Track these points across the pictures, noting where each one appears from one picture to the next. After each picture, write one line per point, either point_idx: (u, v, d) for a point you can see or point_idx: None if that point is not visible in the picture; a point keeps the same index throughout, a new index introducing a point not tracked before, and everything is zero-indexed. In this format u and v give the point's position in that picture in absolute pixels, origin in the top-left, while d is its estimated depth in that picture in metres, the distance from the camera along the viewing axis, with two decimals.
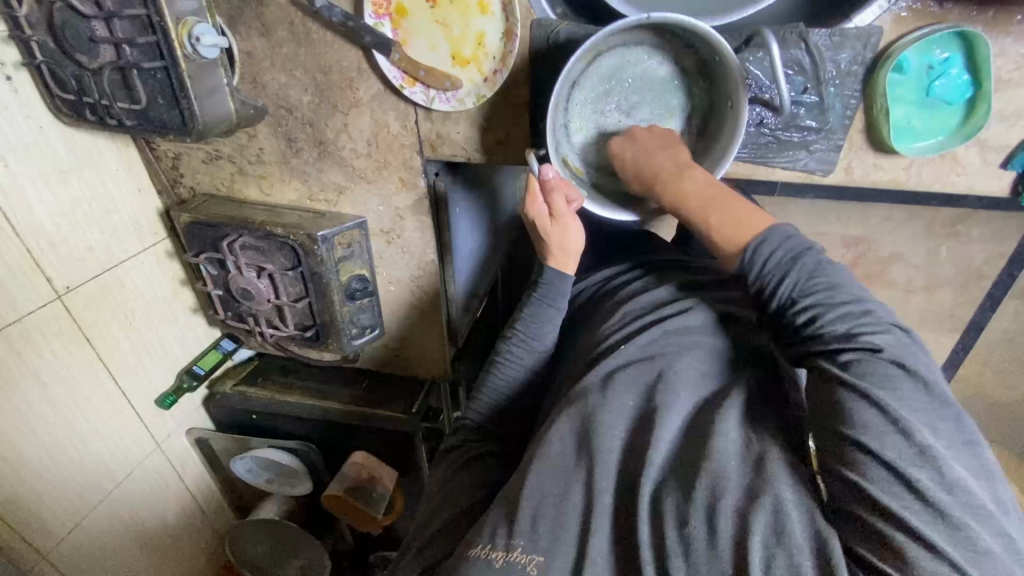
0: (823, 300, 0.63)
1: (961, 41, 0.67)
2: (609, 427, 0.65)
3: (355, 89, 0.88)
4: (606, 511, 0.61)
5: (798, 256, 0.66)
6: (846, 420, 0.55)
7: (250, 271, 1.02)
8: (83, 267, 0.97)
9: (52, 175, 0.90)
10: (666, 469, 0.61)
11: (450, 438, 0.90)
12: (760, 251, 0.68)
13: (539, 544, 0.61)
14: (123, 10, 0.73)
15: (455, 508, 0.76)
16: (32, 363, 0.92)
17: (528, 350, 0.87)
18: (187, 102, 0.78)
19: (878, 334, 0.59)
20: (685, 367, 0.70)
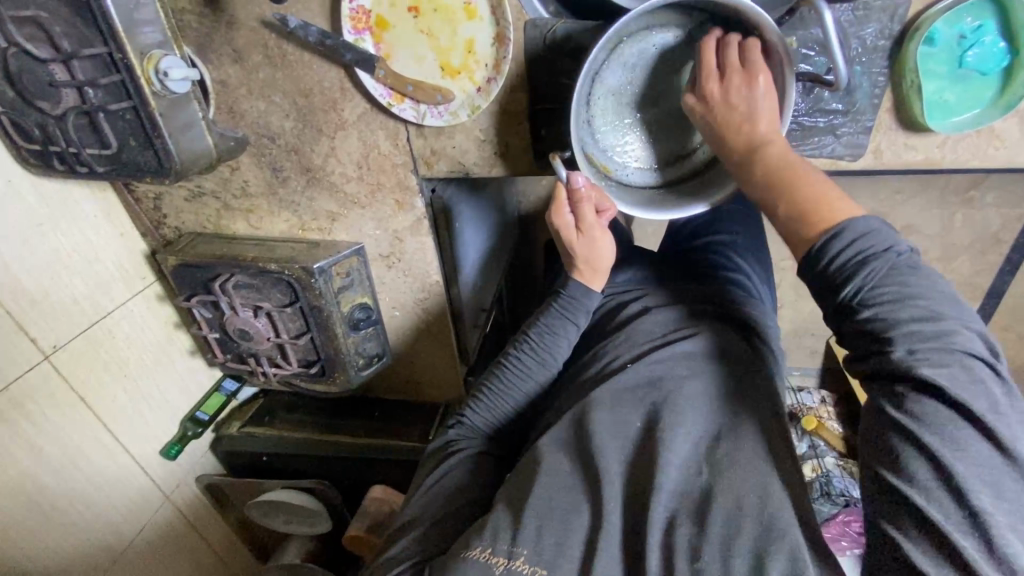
0: (896, 319, 0.53)
1: (994, 7, 0.62)
2: (612, 451, 0.63)
3: (340, 110, 0.82)
4: (614, 531, 0.58)
5: (869, 264, 0.54)
6: (893, 467, 0.51)
7: (246, 311, 0.97)
8: (69, 323, 0.92)
9: (28, 231, 0.85)
10: (683, 497, 0.59)
11: (440, 437, 0.82)
12: (829, 251, 0.55)
13: (542, 555, 0.57)
14: (81, 49, 0.67)
15: (445, 512, 0.69)
16: (25, 430, 0.87)
17: (537, 362, 0.81)
18: (161, 141, 0.72)
19: (954, 364, 0.51)
20: (699, 390, 0.67)
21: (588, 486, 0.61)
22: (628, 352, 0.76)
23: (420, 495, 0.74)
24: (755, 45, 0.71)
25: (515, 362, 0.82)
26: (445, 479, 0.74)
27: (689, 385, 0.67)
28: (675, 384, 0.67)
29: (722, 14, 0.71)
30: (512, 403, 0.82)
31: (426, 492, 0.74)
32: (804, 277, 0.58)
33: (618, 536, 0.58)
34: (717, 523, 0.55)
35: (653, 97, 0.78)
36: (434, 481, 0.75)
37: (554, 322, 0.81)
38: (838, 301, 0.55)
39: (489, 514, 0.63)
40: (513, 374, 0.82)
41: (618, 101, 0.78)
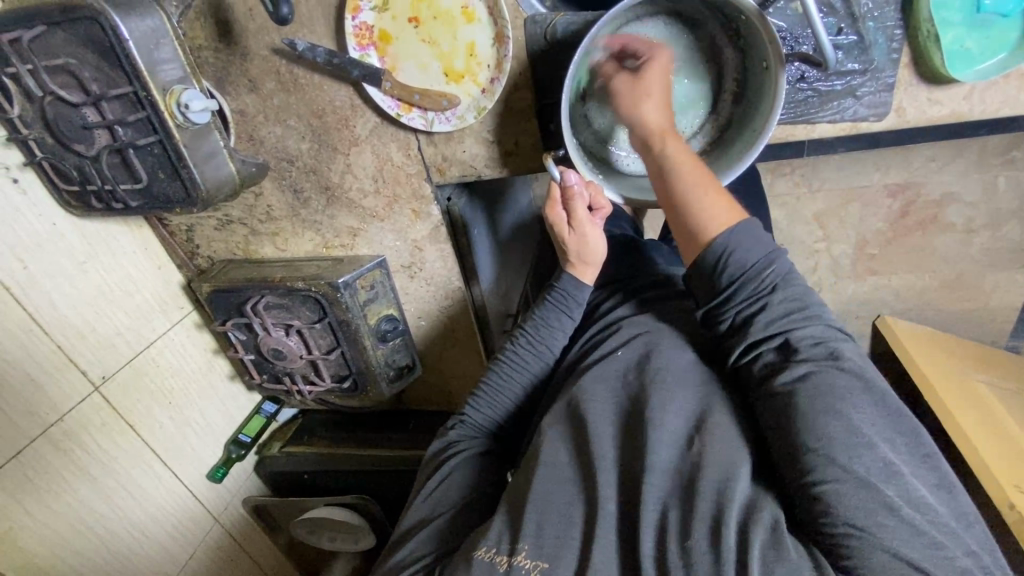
0: (781, 313, 0.61)
1: None
2: (610, 435, 0.61)
3: (352, 127, 0.84)
4: (612, 520, 0.56)
5: (768, 262, 0.63)
6: (810, 433, 0.53)
7: (278, 330, 0.99)
8: (115, 354, 0.96)
9: (72, 270, 0.90)
10: (680, 480, 0.56)
11: (441, 436, 0.81)
12: (733, 252, 0.63)
13: (543, 548, 0.56)
14: (109, 90, 0.71)
15: (452, 511, 0.68)
16: (80, 459, 0.91)
17: (534, 354, 0.81)
18: (188, 171, 0.76)
19: (840, 345, 0.59)
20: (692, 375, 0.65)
21: (588, 470, 0.59)
22: (617, 336, 0.74)
23: (423, 498, 0.72)
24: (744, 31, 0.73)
25: (512, 356, 0.81)
26: (448, 479, 0.73)
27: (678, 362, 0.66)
28: (661, 368, 0.65)
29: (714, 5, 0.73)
30: (513, 396, 0.81)
31: (429, 494, 0.72)
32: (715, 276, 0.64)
33: (615, 523, 0.56)
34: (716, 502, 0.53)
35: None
36: (438, 483, 0.73)
37: (548, 316, 0.81)
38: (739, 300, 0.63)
39: (492, 519, 0.62)
40: (511, 368, 0.81)
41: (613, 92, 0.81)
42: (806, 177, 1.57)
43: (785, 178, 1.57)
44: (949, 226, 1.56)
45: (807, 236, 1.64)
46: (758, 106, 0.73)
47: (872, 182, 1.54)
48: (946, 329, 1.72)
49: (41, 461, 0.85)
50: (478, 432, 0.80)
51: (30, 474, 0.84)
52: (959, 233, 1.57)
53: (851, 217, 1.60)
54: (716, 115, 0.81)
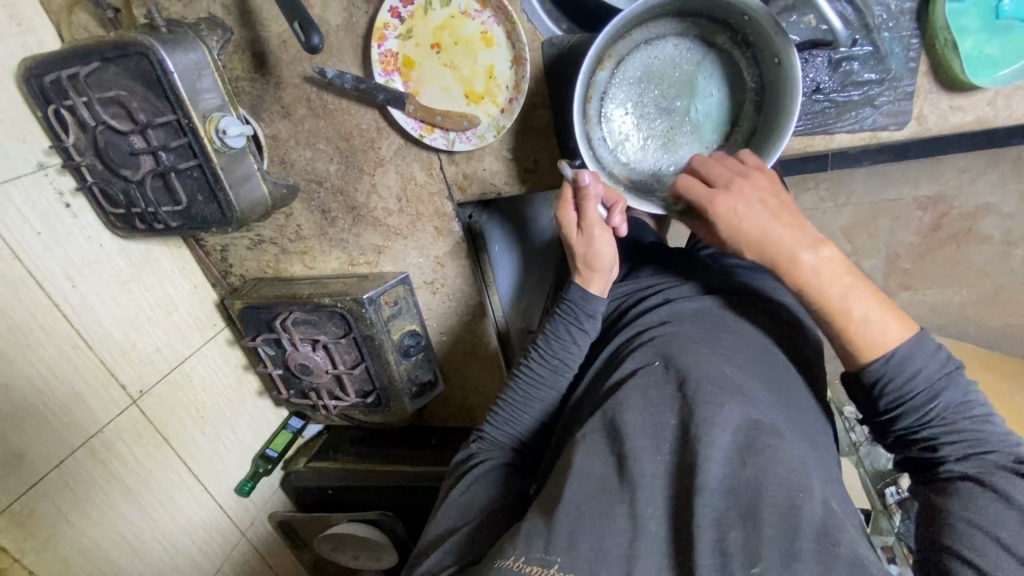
0: (958, 429, 0.60)
1: None
2: (651, 450, 0.60)
3: (377, 148, 0.88)
4: (653, 538, 0.55)
5: (945, 377, 0.61)
6: (970, 511, 0.56)
7: (305, 345, 1.02)
8: (152, 369, 1.01)
9: (115, 288, 0.95)
10: (726, 495, 0.55)
11: (465, 453, 0.81)
12: (892, 377, 0.61)
13: (578, 561, 0.55)
14: (154, 119, 0.76)
15: (472, 524, 0.67)
16: (117, 470, 0.94)
17: (550, 368, 0.79)
18: (224, 193, 0.81)
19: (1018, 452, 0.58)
20: (724, 381, 0.63)
21: (614, 485, 0.59)
22: (650, 344, 0.72)
23: (443, 514, 0.72)
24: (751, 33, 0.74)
25: (527, 371, 0.81)
26: (469, 494, 0.73)
27: (715, 369, 0.64)
28: (697, 376, 0.63)
29: (722, 12, 0.74)
30: (531, 413, 0.80)
31: (449, 510, 0.72)
32: (882, 396, 0.63)
33: (657, 542, 0.55)
34: (775, 520, 0.52)
35: (665, 97, 0.80)
36: (460, 495, 0.73)
37: (559, 328, 0.79)
38: (911, 419, 0.62)
39: (521, 525, 0.61)
40: (527, 384, 0.80)
41: (632, 114, 0.81)
42: (832, 193, 1.55)
43: (811, 193, 1.55)
44: (985, 239, 1.51)
45: None
46: (779, 103, 0.72)
47: (901, 195, 1.51)
48: (987, 346, 1.65)
49: (81, 472, 0.89)
50: (501, 449, 0.80)
51: (71, 483, 0.87)
52: (998, 246, 1.52)
53: (881, 231, 1.56)
54: (737, 127, 0.80)
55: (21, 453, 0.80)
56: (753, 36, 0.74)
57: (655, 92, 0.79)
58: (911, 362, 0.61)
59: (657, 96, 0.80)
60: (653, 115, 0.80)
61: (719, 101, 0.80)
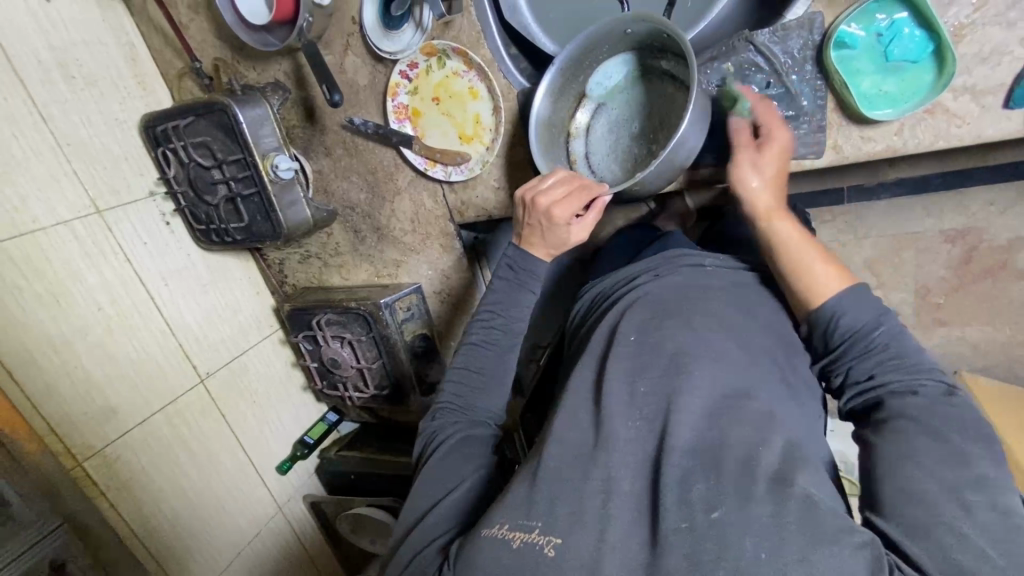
0: (903, 367, 0.65)
1: (903, 4, 0.66)
2: (622, 419, 0.66)
3: (395, 180, 1.08)
4: (626, 498, 0.60)
5: (890, 324, 0.66)
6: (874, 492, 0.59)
7: (335, 342, 1.22)
8: (218, 355, 1.25)
9: (195, 288, 1.21)
10: (695, 455, 0.60)
11: (426, 428, 0.85)
12: (845, 316, 0.67)
13: (557, 525, 0.60)
14: (228, 157, 1.01)
15: (467, 487, 0.73)
16: (184, 434, 1.16)
17: (506, 333, 0.86)
18: (276, 214, 1.04)
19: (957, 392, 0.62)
20: (693, 356, 0.68)
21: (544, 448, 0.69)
22: (641, 315, 0.76)
23: (422, 488, 0.76)
24: (659, 50, 0.86)
25: (489, 353, 0.86)
26: (448, 463, 0.77)
27: (693, 344, 0.70)
28: (688, 359, 0.68)
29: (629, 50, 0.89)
30: (490, 389, 0.86)
31: (433, 480, 0.75)
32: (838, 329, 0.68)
33: (630, 501, 0.59)
34: (731, 469, 0.58)
35: (628, 126, 0.92)
36: (430, 472, 0.77)
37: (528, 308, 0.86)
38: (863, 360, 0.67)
39: (508, 495, 0.66)
40: (490, 364, 0.86)
41: (616, 152, 0.92)
42: (851, 224, 1.54)
43: (828, 225, 1.55)
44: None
45: None
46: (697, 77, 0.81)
47: (925, 228, 1.48)
48: None
49: (157, 432, 1.11)
50: (461, 414, 0.84)
51: (148, 440, 1.09)
52: None
53: (906, 263, 1.52)
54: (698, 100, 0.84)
55: (115, 408, 1.04)
56: (660, 49, 0.85)
57: (624, 128, 0.91)
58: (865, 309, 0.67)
59: (627, 130, 0.91)
60: (626, 143, 0.91)
61: (680, 92, 0.85)
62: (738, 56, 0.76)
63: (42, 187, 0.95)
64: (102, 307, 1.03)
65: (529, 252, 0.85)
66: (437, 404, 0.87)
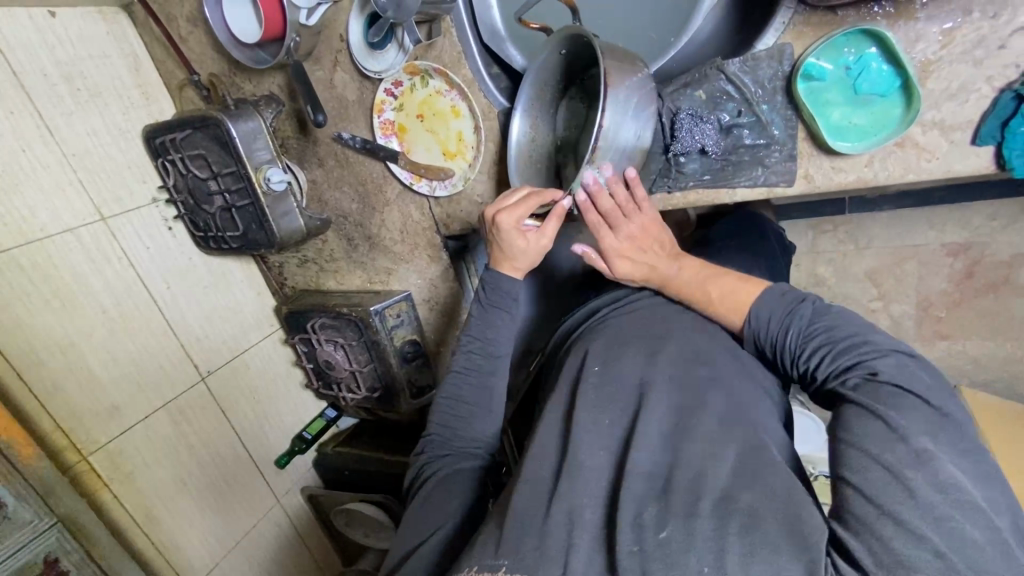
0: (824, 353, 0.63)
1: (870, 38, 0.65)
2: (588, 445, 0.65)
3: (384, 192, 1.11)
4: (589, 527, 0.59)
5: (795, 316, 0.67)
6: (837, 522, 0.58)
7: (329, 346, 1.27)
8: (218, 355, 1.30)
9: (197, 291, 1.26)
10: (649, 481, 0.59)
11: (417, 459, 0.86)
12: (756, 332, 0.70)
13: (523, 561, 0.56)
14: (224, 170, 1.05)
15: (444, 530, 0.73)
16: (184, 429, 1.22)
17: (485, 356, 0.87)
18: (269, 223, 1.08)
19: (880, 360, 0.59)
20: (653, 386, 0.68)
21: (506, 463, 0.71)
22: (616, 348, 0.74)
23: (410, 523, 0.76)
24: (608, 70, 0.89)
25: (476, 382, 0.86)
26: (435, 498, 0.77)
27: (656, 375, 0.69)
28: (647, 388, 0.67)
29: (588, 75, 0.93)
30: (477, 417, 0.85)
31: (414, 521, 0.76)
32: (760, 346, 0.71)
33: (592, 530, 0.58)
34: (679, 494, 0.57)
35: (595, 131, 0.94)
36: (418, 509, 0.77)
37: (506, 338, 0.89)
38: (796, 367, 0.67)
39: (482, 538, 0.62)
40: (477, 392, 0.86)
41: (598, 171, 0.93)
42: (851, 234, 1.51)
43: (827, 236, 1.53)
44: None
45: (860, 294, 1.55)
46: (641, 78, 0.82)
47: (928, 240, 1.44)
48: None
49: (158, 427, 1.17)
50: (451, 445, 0.84)
51: (149, 436, 1.15)
52: None
53: (908, 275, 1.49)
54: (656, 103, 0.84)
55: (118, 405, 1.10)
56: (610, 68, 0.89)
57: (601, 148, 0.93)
58: (764, 315, 0.70)
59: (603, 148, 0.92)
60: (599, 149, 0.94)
61: None
62: (710, 84, 0.76)
63: (49, 196, 1.00)
64: (106, 310, 1.09)
65: (498, 272, 0.86)
66: (426, 433, 0.87)
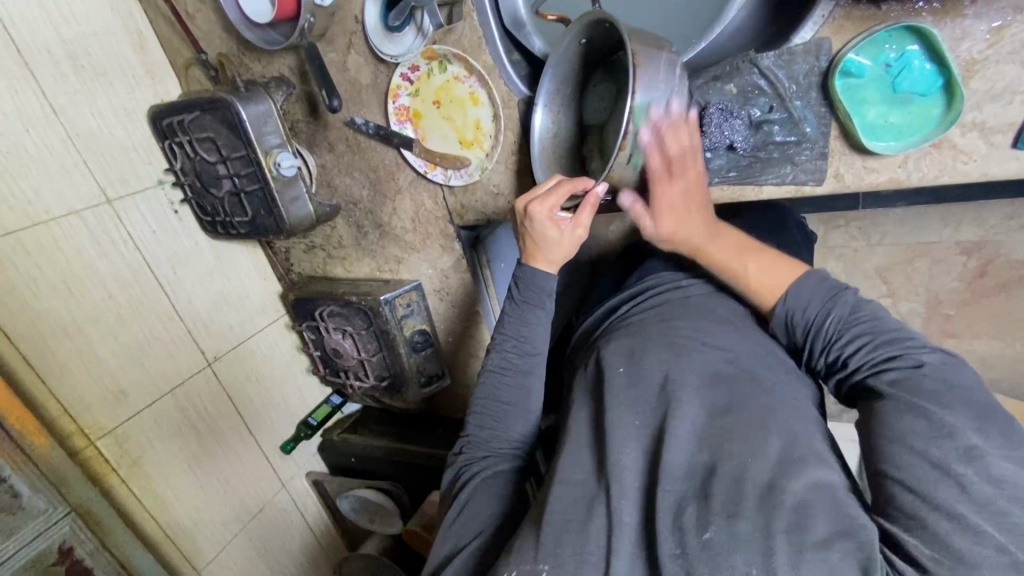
0: (861, 342, 0.65)
1: (913, 35, 0.64)
2: (620, 442, 0.63)
3: (397, 179, 1.09)
4: (628, 530, 0.58)
5: (835, 304, 0.68)
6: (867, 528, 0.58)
7: (337, 334, 1.25)
8: (225, 341, 1.29)
9: (203, 276, 1.24)
10: (686, 482, 0.58)
11: (457, 461, 0.86)
12: (793, 313, 0.71)
13: (565, 565, 0.58)
14: (233, 154, 1.02)
15: (481, 536, 0.73)
16: (192, 415, 1.21)
17: (521, 355, 0.86)
18: (278, 209, 1.05)
19: (922, 353, 0.60)
20: (677, 378, 0.66)
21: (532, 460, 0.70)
22: (644, 343, 0.73)
23: (449, 527, 0.77)
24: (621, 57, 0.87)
25: (513, 385, 0.85)
26: (473, 502, 0.78)
27: (682, 370, 0.67)
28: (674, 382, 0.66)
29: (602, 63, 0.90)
30: (513, 420, 0.85)
31: (451, 527, 0.77)
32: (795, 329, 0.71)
33: (627, 532, 0.58)
34: (720, 490, 0.55)
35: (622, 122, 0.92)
36: (457, 513, 0.78)
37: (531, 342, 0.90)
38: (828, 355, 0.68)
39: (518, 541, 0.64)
40: (514, 395, 0.85)
41: None
42: (865, 231, 1.47)
43: (840, 230, 1.48)
44: None
45: (870, 290, 1.52)
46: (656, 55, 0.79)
47: (941, 238, 1.40)
48: None
49: (166, 413, 1.16)
50: (488, 448, 0.84)
51: (159, 422, 1.14)
52: None
53: (918, 273, 1.46)
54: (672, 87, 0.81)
55: (126, 391, 1.09)
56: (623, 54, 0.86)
57: None
58: (805, 299, 0.70)
59: None
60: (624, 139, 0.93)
61: None
62: (741, 78, 0.75)
63: (53, 178, 0.98)
64: (113, 294, 1.07)
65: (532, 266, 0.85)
66: (464, 435, 0.87)
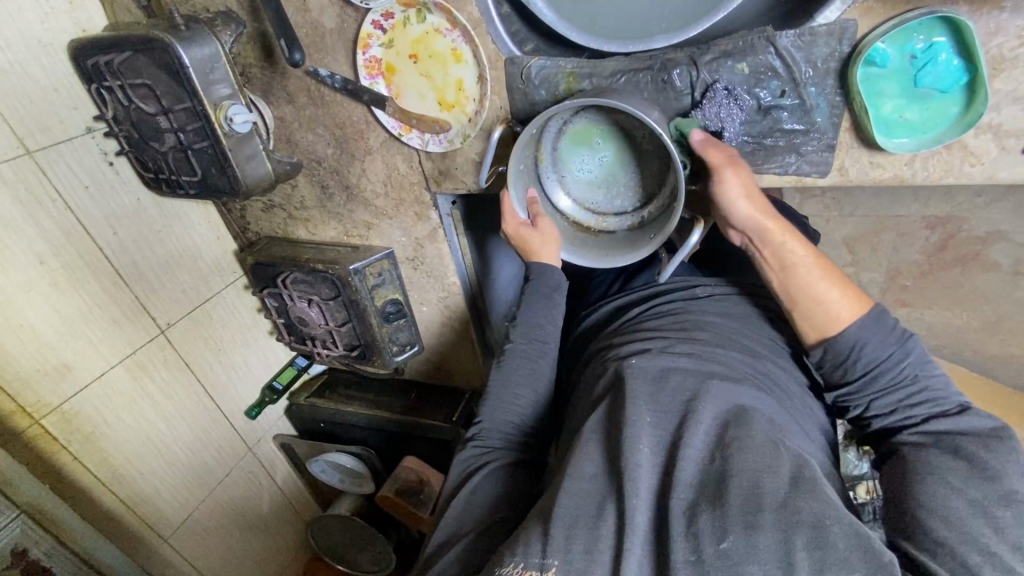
0: (915, 398, 0.70)
1: (944, 25, 0.62)
2: (630, 442, 0.61)
3: (366, 138, 0.99)
4: (637, 530, 0.57)
5: (896, 353, 0.70)
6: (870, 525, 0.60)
7: (301, 302, 1.17)
8: (179, 306, 1.19)
9: (147, 237, 1.12)
10: (700, 488, 0.57)
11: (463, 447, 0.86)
12: (854, 352, 0.71)
13: (572, 563, 0.56)
14: (176, 105, 0.89)
15: (482, 523, 0.72)
16: (148, 385, 1.14)
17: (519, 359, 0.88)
18: (231, 168, 0.94)
19: (956, 403, 0.68)
20: (686, 383, 0.67)
21: None
22: (641, 347, 0.75)
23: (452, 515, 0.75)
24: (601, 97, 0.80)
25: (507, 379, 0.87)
26: (477, 495, 0.76)
27: (689, 378, 0.68)
28: (686, 388, 0.66)
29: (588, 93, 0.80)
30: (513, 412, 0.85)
31: (453, 516, 0.75)
32: (850, 374, 0.72)
33: (641, 533, 0.57)
34: (736, 495, 0.54)
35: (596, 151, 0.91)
36: (461, 503, 0.76)
37: (532, 332, 0.90)
38: (876, 408, 0.72)
39: (521, 534, 0.61)
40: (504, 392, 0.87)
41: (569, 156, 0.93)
42: (838, 202, 1.42)
43: (813, 200, 1.43)
44: None
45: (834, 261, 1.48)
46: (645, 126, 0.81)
47: (909, 213, 1.36)
48: None
49: (119, 385, 1.08)
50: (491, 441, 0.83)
51: (111, 395, 1.07)
52: None
53: (883, 246, 1.43)
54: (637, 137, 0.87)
55: (70, 364, 1.00)
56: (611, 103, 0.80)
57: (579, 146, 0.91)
58: (866, 344, 0.70)
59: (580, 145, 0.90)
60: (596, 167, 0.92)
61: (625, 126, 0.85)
62: (755, 57, 0.70)
63: None
64: (44, 261, 0.95)
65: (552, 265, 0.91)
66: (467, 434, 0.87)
